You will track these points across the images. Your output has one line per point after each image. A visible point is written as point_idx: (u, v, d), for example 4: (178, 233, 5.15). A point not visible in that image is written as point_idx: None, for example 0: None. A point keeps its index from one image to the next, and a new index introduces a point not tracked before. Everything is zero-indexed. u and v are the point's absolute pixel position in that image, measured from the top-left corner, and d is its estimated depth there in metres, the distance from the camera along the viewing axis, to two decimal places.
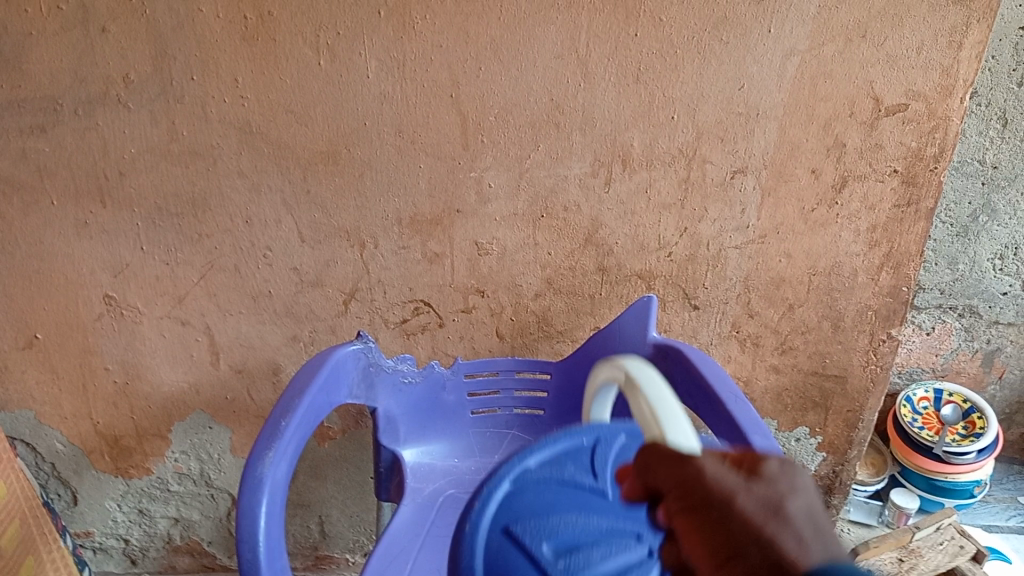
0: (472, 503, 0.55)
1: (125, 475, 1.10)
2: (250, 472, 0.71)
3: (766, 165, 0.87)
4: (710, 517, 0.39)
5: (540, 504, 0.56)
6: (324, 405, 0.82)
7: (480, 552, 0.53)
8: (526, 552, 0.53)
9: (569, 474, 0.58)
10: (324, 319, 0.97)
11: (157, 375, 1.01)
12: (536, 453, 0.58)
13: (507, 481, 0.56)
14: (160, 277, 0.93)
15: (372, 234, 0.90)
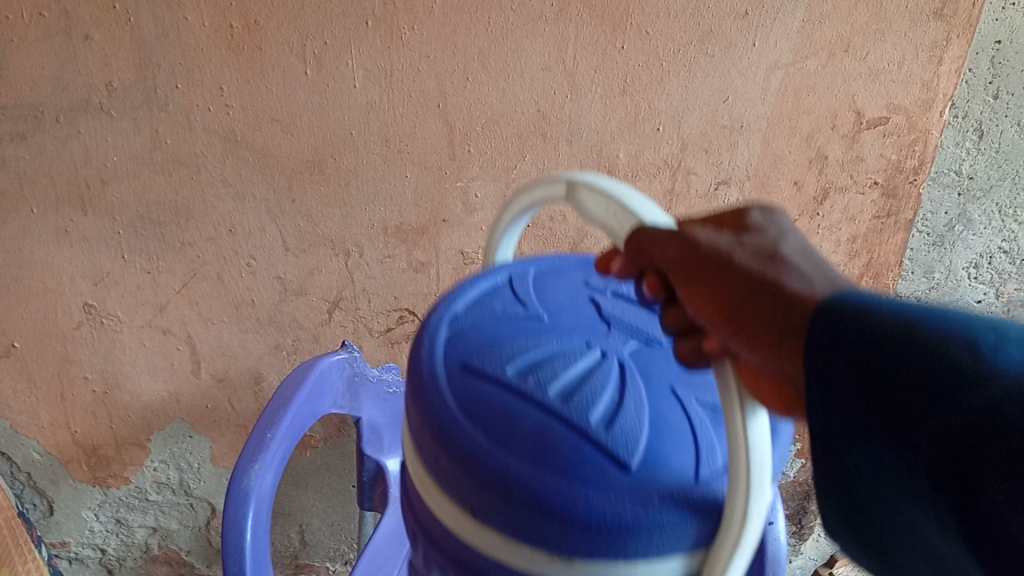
0: (416, 356, 0.51)
1: (103, 485, 1.09)
2: (236, 485, 0.71)
3: (749, 176, 0.88)
4: (716, 280, 0.42)
5: (485, 336, 0.52)
6: (310, 414, 0.82)
7: (449, 391, 0.47)
8: (488, 374, 0.48)
9: (498, 309, 0.55)
10: (307, 328, 0.97)
11: (137, 384, 1.00)
12: (460, 299, 0.56)
13: (443, 331, 0.53)
14: (141, 285, 0.92)
15: (358, 243, 0.90)
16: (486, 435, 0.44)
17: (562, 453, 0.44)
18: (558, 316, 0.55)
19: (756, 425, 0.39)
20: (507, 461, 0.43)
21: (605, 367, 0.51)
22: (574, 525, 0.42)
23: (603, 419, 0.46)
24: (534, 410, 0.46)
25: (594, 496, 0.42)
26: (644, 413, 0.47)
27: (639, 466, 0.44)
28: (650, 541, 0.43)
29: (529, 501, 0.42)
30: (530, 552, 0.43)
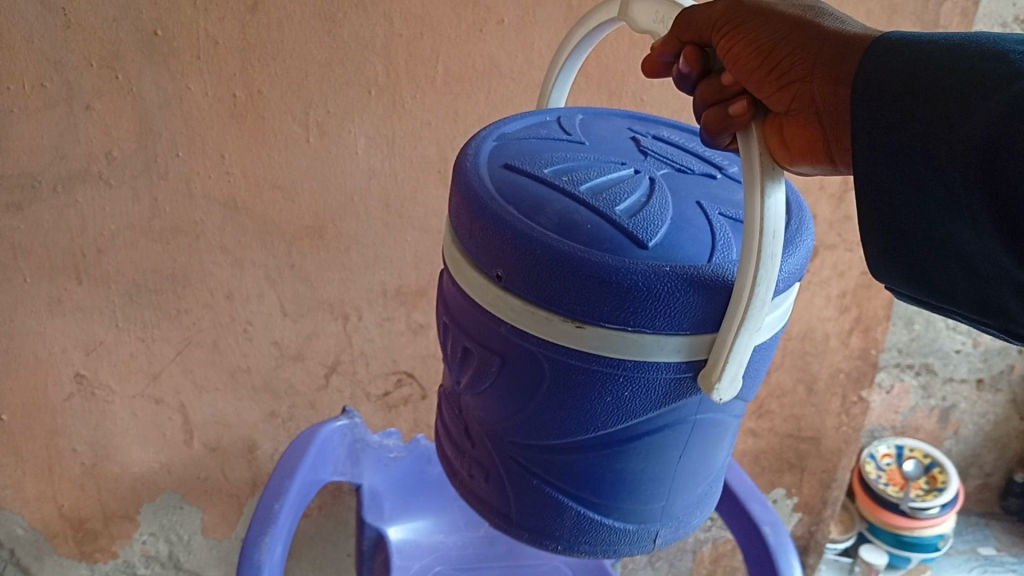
0: (464, 158, 0.56)
1: (90, 560, 1.06)
2: (248, 561, 0.72)
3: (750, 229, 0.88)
4: (751, 28, 0.46)
5: (527, 148, 0.56)
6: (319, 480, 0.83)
7: (487, 178, 0.52)
8: (526, 171, 0.53)
9: (544, 133, 0.59)
10: (303, 394, 0.95)
11: (128, 455, 0.98)
12: (511, 127, 0.60)
13: (490, 146, 0.57)
14: (135, 353, 0.90)
15: (357, 306, 0.89)
16: (518, 210, 0.49)
17: (583, 232, 0.48)
18: (599, 144, 0.58)
19: (774, 198, 0.43)
20: (531, 226, 0.48)
21: (631, 176, 0.54)
22: (588, 285, 0.46)
23: (628, 212, 0.50)
24: (564, 199, 0.50)
25: (609, 259, 0.46)
26: (667, 211, 0.51)
27: (655, 246, 0.48)
28: (659, 309, 0.47)
29: (547, 262, 0.47)
30: (546, 316, 0.48)
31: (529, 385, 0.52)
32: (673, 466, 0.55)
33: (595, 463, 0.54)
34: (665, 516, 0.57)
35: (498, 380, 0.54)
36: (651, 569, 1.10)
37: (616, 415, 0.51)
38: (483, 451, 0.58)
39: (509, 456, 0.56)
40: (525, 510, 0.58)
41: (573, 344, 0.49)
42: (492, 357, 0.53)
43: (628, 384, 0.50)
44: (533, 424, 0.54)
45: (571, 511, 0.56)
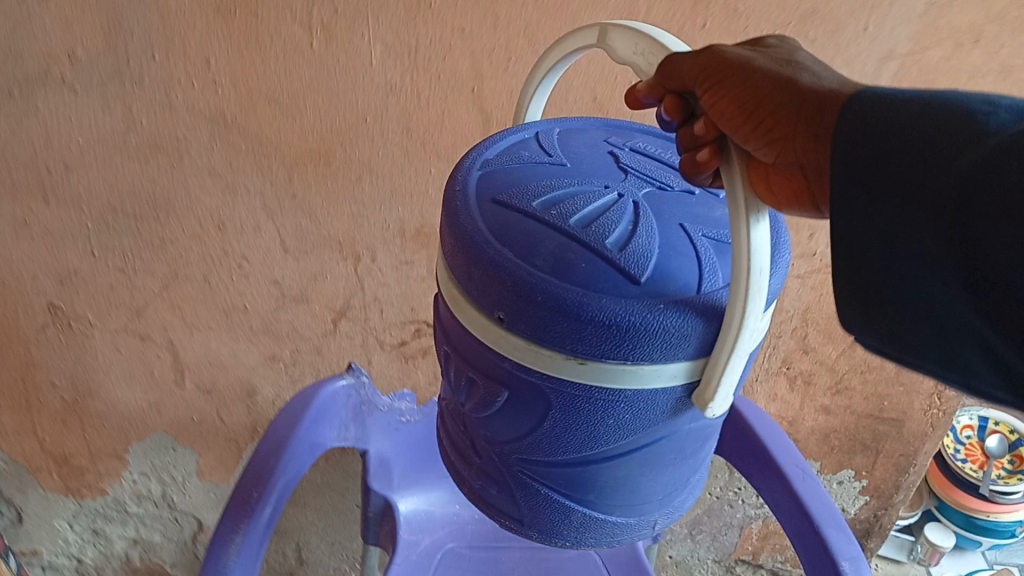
0: (450, 189, 0.44)
1: (77, 495, 0.98)
2: (212, 563, 0.61)
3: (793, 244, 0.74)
4: (737, 84, 0.38)
5: (511, 175, 0.44)
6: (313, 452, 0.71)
7: (480, 219, 0.41)
8: (515, 206, 0.41)
9: (526, 155, 0.47)
10: (308, 339, 0.82)
11: (112, 392, 0.87)
12: (489, 149, 0.48)
13: (470, 174, 0.45)
14: (114, 285, 0.78)
15: (369, 245, 0.75)
16: (512, 250, 0.39)
17: (580, 270, 0.38)
18: (585, 161, 0.46)
19: (761, 229, 0.36)
20: (530, 270, 0.38)
21: (631, 202, 0.42)
22: (589, 329, 0.37)
23: (617, 243, 0.40)
24: (555, 233, 0.40)
25: (611, 302, 0.37)
26: (653, 240, 0.40)
27: (649, 281, 0.38)
28: (664, 342, 0.38)
29: (550, 308, 0.37)
30: (552, 355, 0.39)
31: (533, 415, 0.42)
32: (677, 468, 0.45)
33: (605, 484, 0.44)
34: (664, 505, 0.47)
35: (505, 411, 0.43)
36: (692, 542, 1.06)
37: (624, 436, 0.42)
38: (487, 461, 0.47)
39: (513, 475, 0.46)
40: (529, 515, 0.47)
41: (573, 380, 0.39)
42: (497, 389, 0.42)
43: (630, 408, 0.40)
44: (538, 445, 0.43)
45: (577, 516, 0.46)
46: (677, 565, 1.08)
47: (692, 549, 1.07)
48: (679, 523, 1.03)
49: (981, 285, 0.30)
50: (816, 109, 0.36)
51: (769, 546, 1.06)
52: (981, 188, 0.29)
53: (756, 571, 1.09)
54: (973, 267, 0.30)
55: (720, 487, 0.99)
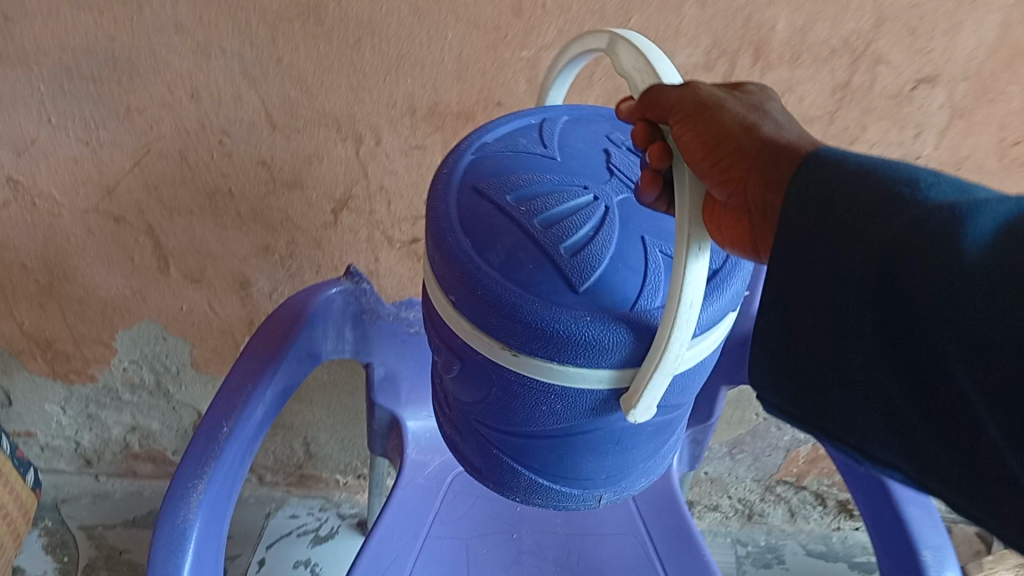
0: (438, 171, 0.44)
1: (65, 380, 0.90)
2: (168, 518, 0.48)
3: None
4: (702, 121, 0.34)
5: (503, 161, 0.43)
6: (297, 375, 0.59)
7: (453, 203, 0.41)
8: (489, 194, 0.41)
9: (522, 142, 0.45)
10: (305, 230, 0.70)
11: (91, 277, 0.77)
12: (490, 131, 0.46)
13: (464, 156, 0.44)
14: (79, 159, 0.67)
15: (373, 125, 0.62)
16: (472, 241, 0.39)
17: (526, 272, 0.38)
18: (580, 158, 0.45)
19: (697, 265, 0.34)
20: (478, 262, 0.38)
21: (603, 208, 0.41)
22: (518, 328, 0.37)
23: (572, 249, 0.38)
24: (514, 229, 0.39)
25: (544, 309, 0.36)
26: (608, 247, 0.39)
27: (588, 292, 0.37)
28: (585, 352, 0.36)
29: (485, 304, 0.37)
30: (489, 342, 0.38)
31: (479, 390, 0.41)
32: (624, 457, 0.43)
33: (545, 468, 0.43)
34: (612, 486, 0.44)
35: (461, 379, 0.42)
36: (731, 460, 0.95)
37: (562, 427, 0.40)
38: (454, 418, 0.46)
39: (471, 433, 0.44)
40: (485, 470, 0.45)
41: (507, 368, 0.38)
42: (450, 360, 0.42)
43: (562, 400, 0.39)
44: (486, 417, 0.42)
45: (522, 481, 0.44)
46: (712, 480, 0.99)
47: (730, 467, 0.97)
48: (719, 442, 0.92)
49: (919, 379, 0.27)
50: (772, 154, 0.33)
51: (816, 469, 0.97)
52: (919, 274, 0.26)
53: (798, 492, 0.99)
54: (911, 341, 0.27)
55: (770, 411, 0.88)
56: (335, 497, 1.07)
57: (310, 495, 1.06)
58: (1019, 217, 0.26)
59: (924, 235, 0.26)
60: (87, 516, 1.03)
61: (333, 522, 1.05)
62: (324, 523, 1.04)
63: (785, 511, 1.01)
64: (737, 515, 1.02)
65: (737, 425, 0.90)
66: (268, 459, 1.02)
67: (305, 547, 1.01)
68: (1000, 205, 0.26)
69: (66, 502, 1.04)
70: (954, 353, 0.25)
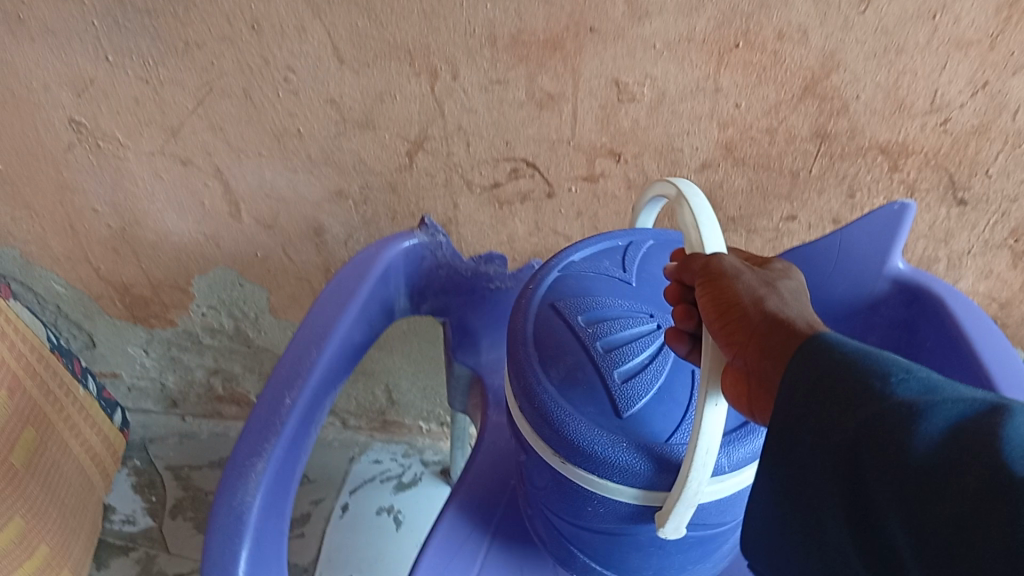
0: (526, 288, 0.51)
1: (146, 324, 0.89)
2: (225, 501, 0.44)
3: (1016, 106, 0.51)
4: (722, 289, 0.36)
5: (581, 284, 0.50)
6: (357, 345, 0.54)
7: (531, 320, 0.48)
8: (564, 316, 0.48)
9: (603, 268, 0.52)
10: (379, 173, 0.64)
11: (161, 222, 0.74)
12: (578, 251, 0.53)
13: (550, 273, 0.52)
14: (140, 99, 0.62)
15: (448, 57, 0.55)
16: (538, 355, 0.46)
17: (578, 390, 0.44)
18: (653, 287, 0.52)
19: (715, 409, 0.36)
20: (538, 378, 0.44)
21: (659, 339, 0.47)
22: (562, 439, 0.43)
23: (624, 376, 0.45)
24: (578, 351, 0.46)
25: (584, 427, 0.42)
26: (656, 379, 0.45)
27: (629, 418, 0.43)
28: (614, 471, 0.42)
29: (539, 416, 0.44)
30: (542, 445, 0.44)
31: (539, 477, 0.47)
32: (665, 558, 0.47)
33: (596, 553, 0.49)
34: None
35: (529, 466, 0.48)
36: None
37: (605, 522, 0.45)
38: (530, 498, 0.53)
39: (542, 514, 0.51)
40: (552, 543, 0.52)
41: (556, 469, 0.44)
42: (520, 448, 0.48)
43: (602, 506, 0.44)
44: (551, 503, 0.48)
45: (579, 563, 0.51)
46: None
47: None
48: None
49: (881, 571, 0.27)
50: (775, 326, 0.34)
51: None
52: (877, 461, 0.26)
53: None
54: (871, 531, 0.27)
55: None
56: (418, 443, 1.04)
57: (393, 440, 1.04)
58: (971, 418, 0.25)
59: (882, 431, 0.26)
60: (174, 456, 1.03)
61: (417, 469, 1.01)
62: (407, 470, 1.01)
63: None
64: None
65: None
66: (350, 404, 1.00)
67: (389, 493, 0.98)
68: (961, 403, 0.26)
69: (154, 442, 1.05)
70: (903, 545, 0.25)
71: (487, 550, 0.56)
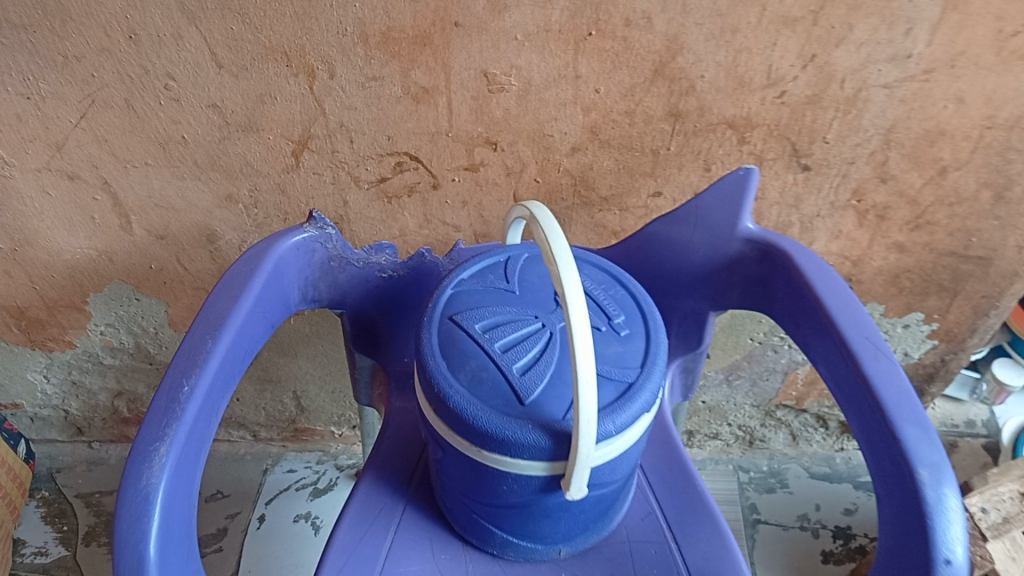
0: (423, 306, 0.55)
1: (44, 348, 0.88)
2: (131, 484, 0.45)
3: (843, 76, 0.57)
4: None
5: (473, 296, 0.54)
6: (255, 342, 0.56)
7: (435, 333, 0.52)
8: (462, 326, 0.52)
9: (491, 280, 0.56)
10: (267, 176, 0.67)
11: (52, 240, 0.74)
12: (466, 268, 0.57)
13: (444, 292, 0.55)
14: (23, 116, 0.63)
15: (325, 57, 0.58)
16: (446, 363, 0.50)
17: (485, 390, 0.48)
18: (538, 291, 0.55)
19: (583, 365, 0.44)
20: (449, 384, 0.49)
21: (547, 335, 0.51)
22: (478, 431, 0.47)
23: (523, 369, 0.49)
24: (479, 354, 0.50)
25: (496, 418, 0.47)
26: (549, 368, 0.49)
27: (531, 403, 0.48)
28: (523, 448, 0.47)
29: (454, 415, 0.48)
30: (461, 440, 0.49)
31: (454, 465, 0.52)
32: (571, 519, 0.54)
33: (512, 524, 0.55)
34: (567, 538, 0.57)
35: (446, 460, 0.53)
36: (728, 388, 0.90)
37: (518, 493, 0.51)
38: (442, 485, 0.58)
39: (460, 503, 0.56)
40: (468, 525, 0.58)
41: (478, 458, 0.49)
42: (436, 444, 0.53)
43: (516, 481, 0.49)
44: (470, 489, 0.53)
45: (497, 539, 0.57)
46: (710, 410, 0.93)
47: (727, 395, 0.91)
48: (714, 370, 0.86)
49: None
50: None
51: (815, 390, 0.90)
52: None
53: (799, 416, 0.94)
54: None
55: (765, 334, 0.81)
56: (332, 450, 1.05)
57: (306, 449, 1.05)
58: None
59: None
60: (82, 484, 1.02)
61: (331, 474, 1.03)
62: (322, 475, 1.02)
63: (787, 435, 0.97)
64: (737, 442, 0.97)
65: (731, 352, 0.84)
66: (259, 415, 1.01)
67: (304, 501, 0.99)
68: None
69: (62, 471, 1.03)
70: None
71: (398, 524, 0.60)
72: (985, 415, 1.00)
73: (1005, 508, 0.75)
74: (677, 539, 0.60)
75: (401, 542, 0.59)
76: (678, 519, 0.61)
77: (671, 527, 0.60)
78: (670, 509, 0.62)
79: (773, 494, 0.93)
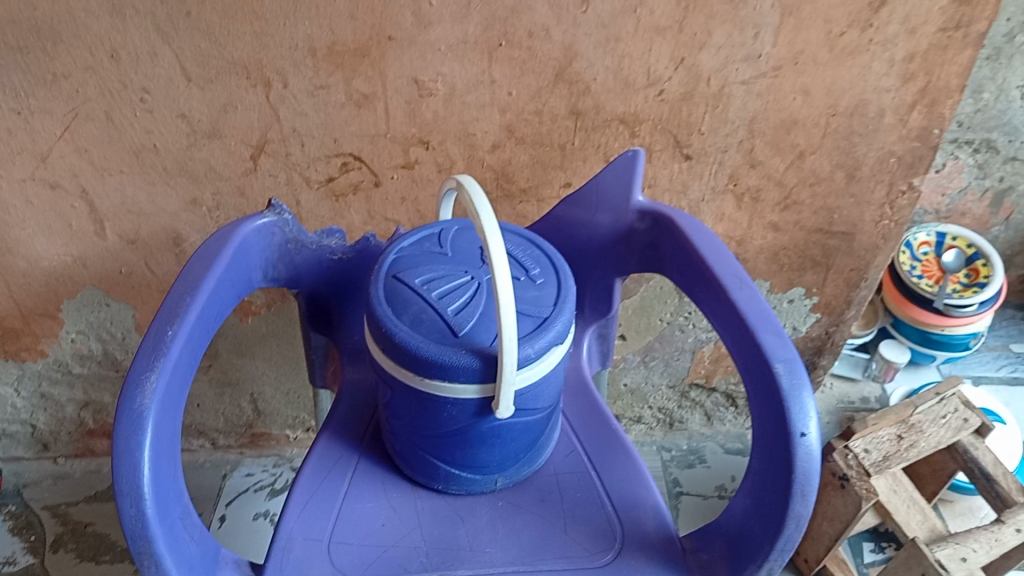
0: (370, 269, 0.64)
1: (17, 359, 0.95)
2: (127, 404, 0.54)
3: (708, 74, 0.70)
4: None
5: (412, 258, 0.64)
6: (224, 305, 0.66)
7: (380, 288, 0.62)
8: (404, 281, 0.62)
9: (427, 246, 0.66)
10: (228, 179, 0.77)
11: (32, 248, 0.82)
12: (405, 238, 0.67)
13: (387, 257, 0.65)
14: (12, 129, 0.72)
15: (279, 70, 0.69)
16: (391, 309, 0.60)
17: (426, 327, 0.58)
18: (467, 252, 0.66)
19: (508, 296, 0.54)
20: (395, 324, 0.58)
21: (475, 284, 0.62)
22: (421, 361, 0.57)
23: (456, 310, 0.59)
24: (419, 301, 0.60)
25: (436, 348, 0.57)
26: (478, 308, 0.60)
27: (464, 335, 0.58)
28: (459, 371, 0.57)
29: (400, 349, 0.58)
30: (408, 372, 0.59)
31: (402, 401, 0.62)
32: (503, 446, 0.64)
33: (454, 456, 0.64)
34: (502, 469, 0.66)
35: (395, 398, 0.62)
36: (645, 369, 1.00)
37: (457, 420, 0.60)
38: (391, 430, 0.67)
39: (408, 442, 0.66)
40: (416, 464, 0.67)
41: (422, 387, 0.59)
42: (386, 385, 0.62)
43: (455, 406, 0.59)
44: (416, 423, 0.63)
45: (442, 474, 0.66)
46: (631, 393, 1.03)
47: (645, 376, 1.01)
48: (632, 351, 0.97)
49: None
50: None
51: (722, 368, 1.02)
52: None
53: (711, 395, 1.05)
54: None
55: (671, 313, 0.93)
56: (287, 454, 1.13)
57: (263, 454, 1.12)
58: None
59: None
60: (48, 497, 1.08)
61: (288, 475, 1.10)
62: (279, 477, 1.10)
63: (702, 416, 1.07)
64: (659, 425, 1.08)
65: (645, 332, 0.95)
66: (218, 421, 1.08)
67: (263, 500, 1.07)
68: None
69: (28, 486, 1.09)
70: None
71: (354, 471, 0.69)
72: (877, 392, 1.11)
73: (883, 448, 0.86)
74: (597, 468, 0.70)
75: (357, 485, 0.68)
76: (597, 453, 0.71)
77: (592, 459, 0.70)
78: (590, 446, 0.72)
79: (693, 469, 1.03)
